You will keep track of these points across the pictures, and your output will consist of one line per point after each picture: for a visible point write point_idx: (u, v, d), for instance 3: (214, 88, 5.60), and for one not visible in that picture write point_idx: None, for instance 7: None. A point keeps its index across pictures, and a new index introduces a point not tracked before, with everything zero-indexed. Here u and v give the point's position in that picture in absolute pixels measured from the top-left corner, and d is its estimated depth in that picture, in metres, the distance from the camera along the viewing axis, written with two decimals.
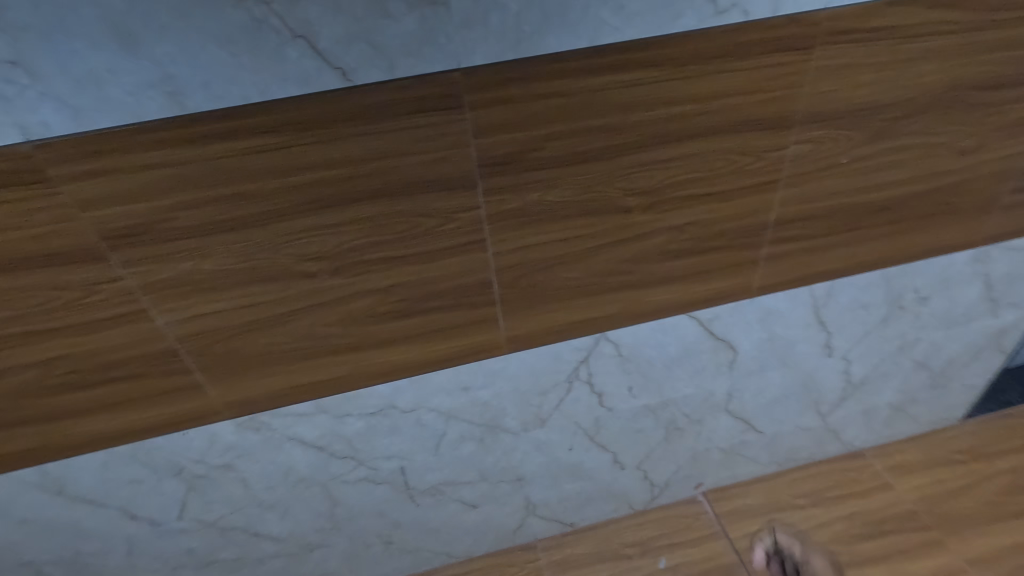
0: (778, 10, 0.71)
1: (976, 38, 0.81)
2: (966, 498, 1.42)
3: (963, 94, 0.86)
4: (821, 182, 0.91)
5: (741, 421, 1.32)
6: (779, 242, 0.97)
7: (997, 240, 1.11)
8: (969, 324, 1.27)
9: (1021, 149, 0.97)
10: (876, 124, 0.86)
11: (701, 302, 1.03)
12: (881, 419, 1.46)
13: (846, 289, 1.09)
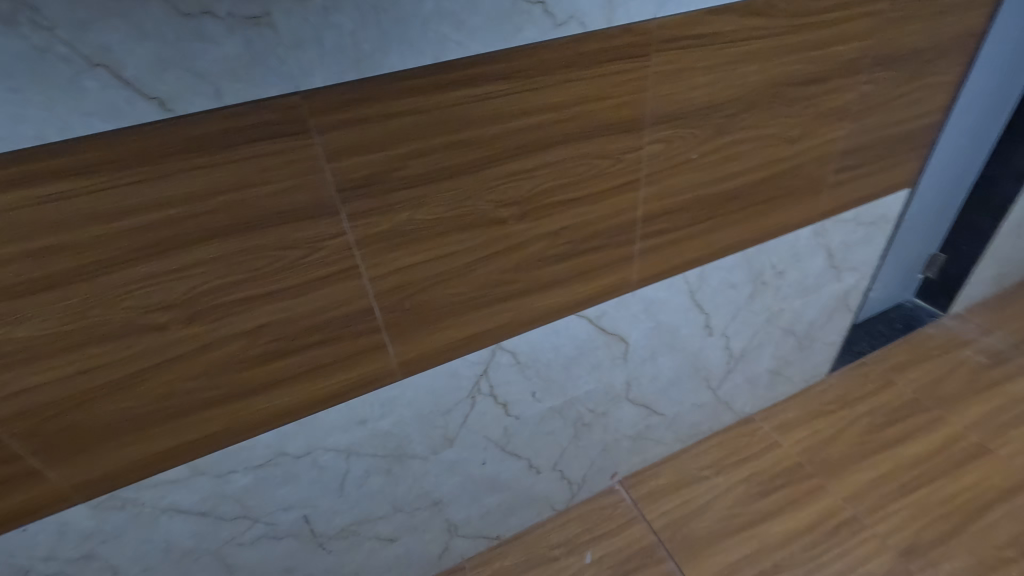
0: (612, 21, 0.75)
1: (786, 41, 0.91)
2: (839, 443, 1.60)
3: (783, 90, 0.97)
4: (677, 178, 0.97)
5: (642, 407, 1.38)
6: (650, 236, 1.03)
7: (831, 214, 1.26)
8: (820, 290, 1.44)
9: (837, 135, 1.11)
10: (716, 122, 0.94)
11: (587, 301, 1.06)
12: (762, 384, 1.61)
13: (714, 272, 1.19)
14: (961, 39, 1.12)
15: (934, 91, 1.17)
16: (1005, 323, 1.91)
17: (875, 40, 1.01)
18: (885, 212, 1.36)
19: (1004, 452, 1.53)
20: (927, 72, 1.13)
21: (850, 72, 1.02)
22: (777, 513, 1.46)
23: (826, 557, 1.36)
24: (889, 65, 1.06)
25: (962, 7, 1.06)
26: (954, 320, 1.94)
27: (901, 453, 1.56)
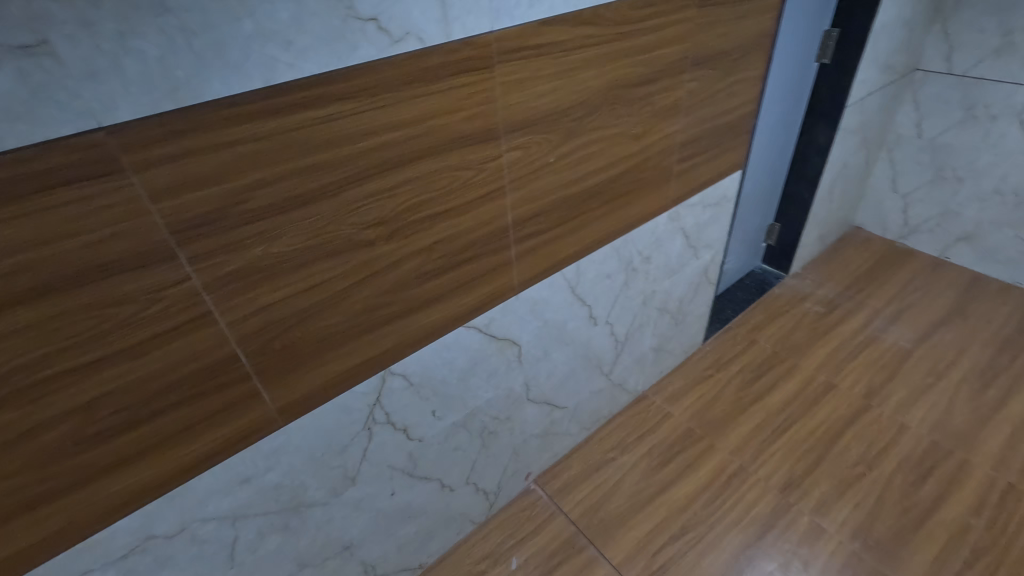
0: (450, 35, 0.76)
1: (616, 47, 0.98)
2: (720, 403, 1.78)
3: (621, 91, 1.05)
4: (539, 182, 1.02)
5: (544, 404, 1.43)
6: (523, 240, 1.06)
7: (681, 200, 1.40)
8: (684, 269, 1.58)
9: (674, 128, 1.23)
10: (566, 125, 0.99)
11: (473, 311, 1.07)
12: (649, 361, 1.74)
13: (589, 266, 1.26)
14: (760, 38, 1.29)
15: (746, 84, 1.34)
16: (832, 275, 2.26)
17: (692, 43, 1.13)
18: (726, 193, 1.54)
19: (845, 384, 1.80)
20: (738, 68, 1.29)
21: (675, 72, 1.14)
22: (678, 478, 1.58)
23: (723, 508, 1.50)
24: (707, 64, 1.20)
25: (756, 12, 1.23)
26: (794, 279, 2.26)
27: (769, 402, 1.77)
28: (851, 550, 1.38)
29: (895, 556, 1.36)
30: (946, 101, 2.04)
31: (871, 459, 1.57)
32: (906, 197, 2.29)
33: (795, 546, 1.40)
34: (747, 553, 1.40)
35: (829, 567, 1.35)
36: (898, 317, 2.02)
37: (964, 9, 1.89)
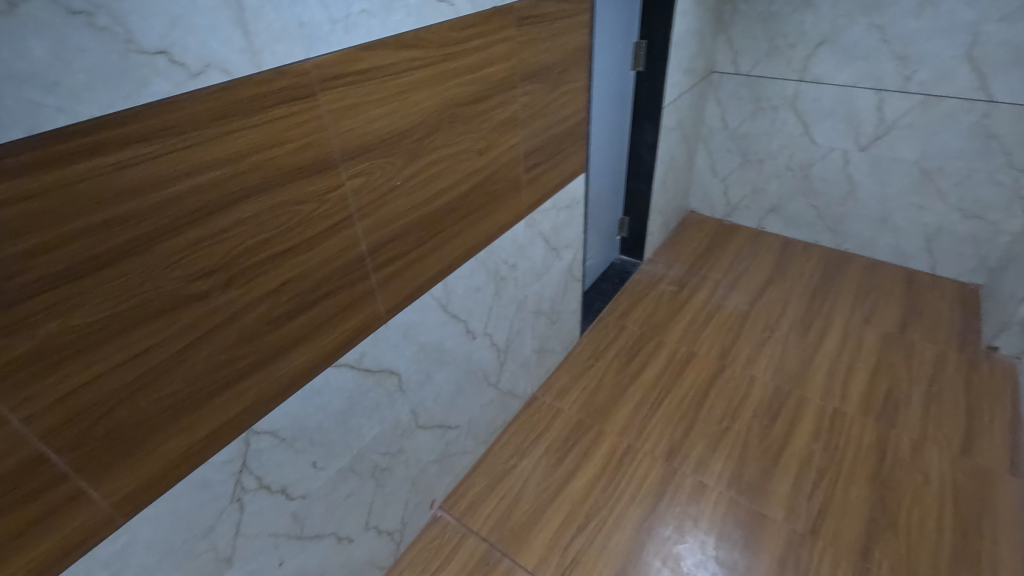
0: (260, 66, 0.72)
1: (444, 67, 1.01)
2: (604, 390, 1.89)
3: (457, 110, 1.08)
4: (389, 206, 1.00)
5: (436, 427, 1.40)
6: (383, 266, 1.04)
7: (535, 207, 1.47)
8: (549, 271, 1.66)
9: (516, 140, 1.29)
10: (407, 147, 0.99)
11: (340, 348, 1.01)
12: (533, 363, 1.81)
13: (456, 282, 1.27)
14: (579, 52, 1.41)
15: (575, 94, 1.46)
16: (678, 256, 2.53)
17: (517, 60, 1.19)
18: (575, 195, 1.65)
19: (703, 351, 2.02)
20: (564, 80, 1.39)
21: (507, 88, 1.19)
22: (576, 469, 1.65)
23: (620, 488, 1.59)
24: (535, 78, 1.27)
25: (571, 28, 1.34)
26: (649, 264, 2.49)
27: (645, 379, 1.93)
28: (729, 497, 1.55)
29: (763, 492, 1.55)
30: (739, 97, 2.40)
31: (732, 412, 1.78)
32: (724, 180, 2.65)
33: (685, 506, 1.54)
34: (646, 524, 1.50)
35: (714, 517, 1.50)
36: (735, 284, 2.33)
37: (739, 20, 2.25)
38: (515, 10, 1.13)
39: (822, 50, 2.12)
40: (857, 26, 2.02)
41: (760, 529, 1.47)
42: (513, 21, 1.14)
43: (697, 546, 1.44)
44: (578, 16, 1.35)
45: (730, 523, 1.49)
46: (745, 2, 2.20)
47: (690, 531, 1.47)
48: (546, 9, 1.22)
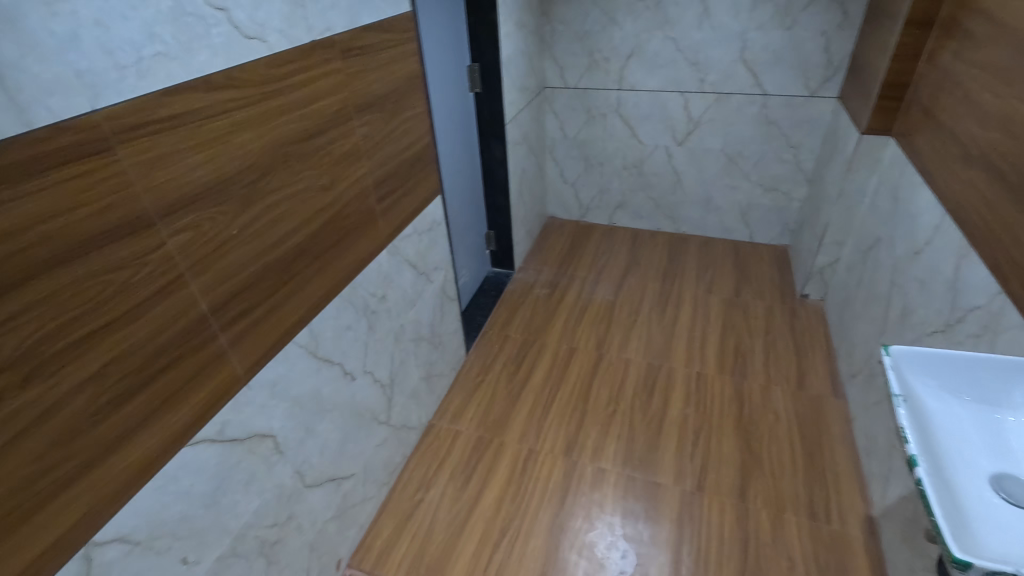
0: (32, 123, 0.62)
1: (268, 105, 0.96)
2: (498, 402, 1.92)
3: (291, 148, 1.03)
4: (228, 258, 0.92)
5: (329, 481, 1.31)
6: (232, 324, 0.95)
7: (395, 235, 1.45)
8: (422, 296, 1.65)
9: (362, 172, 1.27)
10: (240, 193, 0.92)
11: (195, 423, 0.90)
12: (423, 391, 1.78)
13: (323, 325, 1.20)
14: (413, 78, 1.43)
15: (416, 120, 1.47)
16: (546, 260, 2.67)
17: (348, 91, 1.18)
18: (436, 217, 1.66)
19: (582, 344, 2.14)
20: (403, 107, 1.40)
21: (342, 120, 1.17)
22: (484, 486, 1.65)
23: (528, 493, 1.62)
24: (371, 108, 1.27)
25: (400, 57, 1.35)
26: (521, 273, 2.60)
27: (534, 383, 1.99)
28: (626, 475, 1.65)
29: (654, 463, 1.68)
30: (572, 108, 2.62)
31: (617, 395, 1.92)
32: (574, 185, 2.85)
33: (590, 494, 1.61)
34: (558, 521, 1.54)
35: (617, 497, 1.60)
36: (599, 278, 2.51)
37: (559, 39, 2.45)
38: (336, 43, 1.12)
39: (633, 61, 2.40)
40: (656, 39, 2.32)
41: (657, 496, 1.59)
42: (336, 53, 1.12)
43: (607, 529, 1.52)
44: (406, 45, 1.37)
45: (631, 499, 1.59)
46: (561, 23, 2.40)
47: (598, 515, 1.55)
48: (370, 40, 1.22)
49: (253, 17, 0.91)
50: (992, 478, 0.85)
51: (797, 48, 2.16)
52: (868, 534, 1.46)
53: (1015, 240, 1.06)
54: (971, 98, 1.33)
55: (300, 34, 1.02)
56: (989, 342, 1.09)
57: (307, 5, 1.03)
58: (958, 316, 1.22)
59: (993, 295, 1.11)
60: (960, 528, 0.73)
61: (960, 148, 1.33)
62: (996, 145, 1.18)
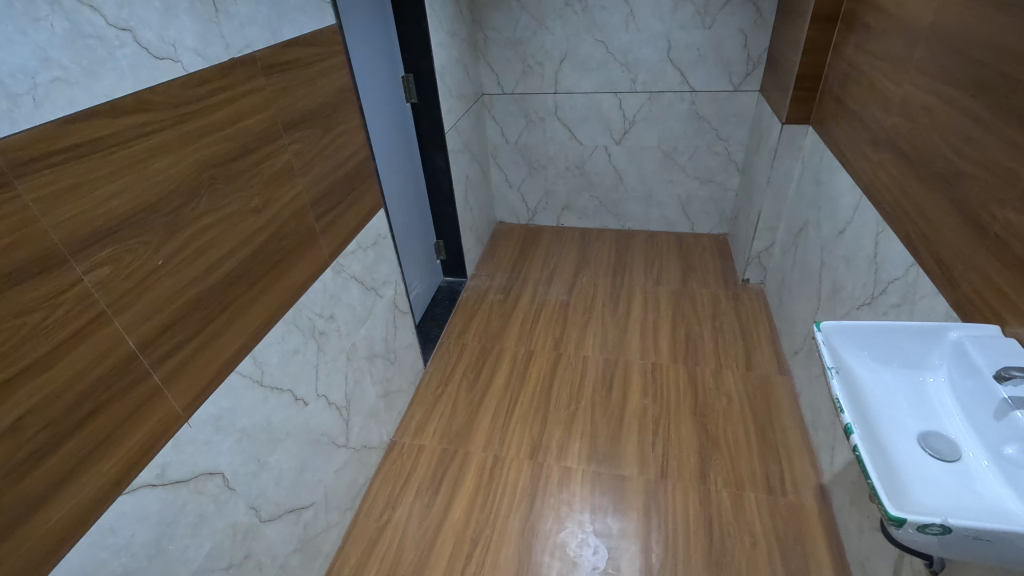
0: None
1: (187, 127, 0.91)
2: (459, 412, 1.91)
3: (217, 171, 0.99)
4: (154, 290, 0.87)
5: (287, 513, 1.26)
6: (164, 359, 0.90)
7: (338, 252, 1.42)
8: (373, 312, 1.62)
9: (297, 190, 1.23)
10: (162, 221, 0.88)
11: (131, 469, 0.84)
12: (381, 409, 1.74)
13: (268, 352, 1.16)
14: (345, 92, 1.40)
15: (352, 133, 1.44)
16: (498, 266, 2.67)
17: (275, 109, 1.14)
18: (380, 231, 1.63)
19: (540, 346, 2.16)
20: (336, 121, 1.37)
21: (271, 139, 1.13)
22: (451, 499, 1.63)
23: (497, 500, 1.61)
24: (301, 125, 1.23)
25: (328, 71, 1.33)
26: (474, 280, 2.59)
27: (495, 389, 1.99)
28: (592, 471, 1.67)
29: (618, 456, 1.71)
30: (511, 114, 2.64)
31: (577, 393, 1.94)
32: (520, 189, 2.88)
33: (558, 494, 1.62)
34: (528, 525, 1.54)
35: (585, 493, 1.61)
36: (552, 279, 2.54)
37: (493, 46, 2.47)
38: (257, 60, 1.08)
39: (566, 65, 2.45)
40: (586, 43, 2.38)
41: (623, 489, 1.62)
42: (258, 70, 1.09)
43: (577, 526, 1.53)
44: (333, 58, 1.34)
45: (599, 494, 1.61)
46: (493, 30, 2.43)
47: (568, 514, 1.56)
48: (294, 55, 1.19)
49: (163, 37, 0.87)
50: (920, 435, 0.90)
51: (718, 45, 2.26)
52: (821, 501, 1.53)
53: (922, 214, 1.15)
54: (875, 85, 1.43)
55: (217, 52, 0.98)
56: (908, 310, 1.18)
57: (222, 21, 0.99)
58: (881, 288, 1.30)
59: (908, 266, 1.19)
60: (893, 488, 0.79)
61: (869, 132, 1.43)
62: (899, 127, 1.28)
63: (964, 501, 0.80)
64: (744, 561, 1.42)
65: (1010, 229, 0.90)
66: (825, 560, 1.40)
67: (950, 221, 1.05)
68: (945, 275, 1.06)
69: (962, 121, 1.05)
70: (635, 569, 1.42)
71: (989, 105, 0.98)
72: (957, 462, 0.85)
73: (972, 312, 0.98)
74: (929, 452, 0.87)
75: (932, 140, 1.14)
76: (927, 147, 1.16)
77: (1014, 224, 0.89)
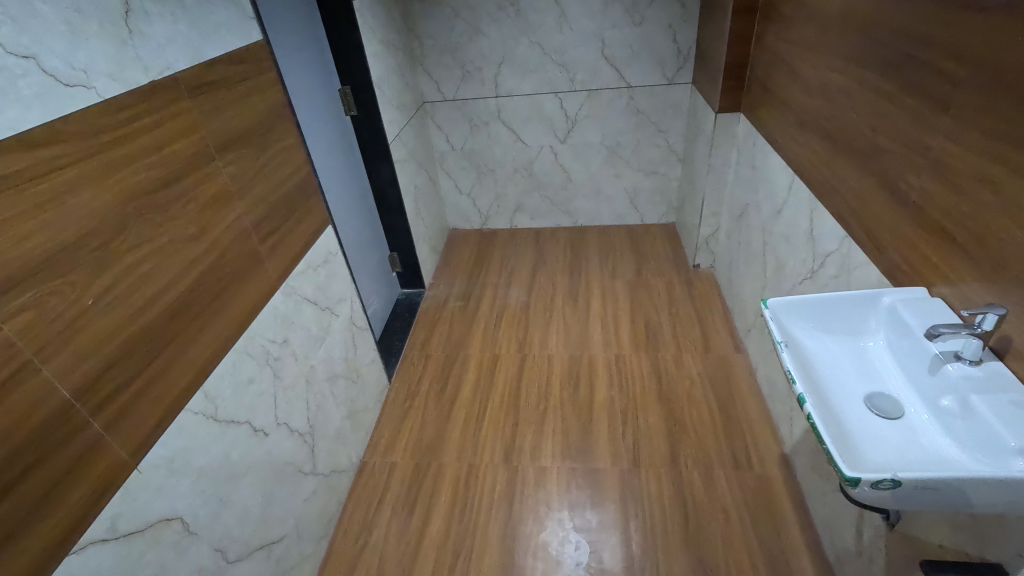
0: None
1: (108, 157, 0.86)
2: (430, 424, 1.88)
3: (146, 200, 0.93)
4: (87, 332, 0.81)
5: (257, 551, 1.21)
6: (105, 406, 0.84)
7: (286, 274, 1.37)
8: (329, 332, 1.57)
9: (236, 214, 1.18)
10: (89, 258, 0.82)
11: (77, 526, 0.78)
12: (348, 431, 1.69)
13: (220, 385, 1.10)
14: (279, 108, 1.36)
15: (291, 151, 1.40)
16: (455, 273, 2.66)
17: (204, 131, 1.09)
18: (330, 249, 1.59)
19: (504, 349, 2.16)
20: (272, 139, 1.33)
21: (203, 163, 1.08)
22: (429, 513, 1.60)
23: (474, 509, 1.60)
24: (235, 146, 1.19)
25: (259, 88, 1.28)
26: (432, 290, 2.56)
27: (463, 397, 1.97)
28: (567, 467, 1.68)
29: (591, 450, 1.73)
30: (455, 120, 2.63)
31: (545, 392, 1.95)
32: (470, 195, 2.87)
33: (535, 495, 1.62)
34: (508, 530, 1.54)
35: (562, 491, 1.62)
36: (510, 281, 2.55)
37: (429, 54, 2.46)
38: (181, 81, 1.04)
39: (504, 68, 2.47)
40: (523, 45, 2.40)
41: (598, 482, 1.63)
42: (182, 92, 1.04)
43: (557, 525, 1.53)
44: (264, 75, 1.30)
45: (575, 489, 1.62)
46: (428, 37, 2.41)
47: (547, 514, 1.56)
48: (220, 73, 1.15)
49: (73, 63, 0.81)
50: (866, 397, 0.96)
51: (649, 41, 2.33)
52: (785, 470, 1.60)
53: (850, 189, 1.22)
54: (796, 71, 1.51)
55: (134, 76, 0.93)
56: (846, 280, 1.25)
57: (137, 42, 0.94)
58: (819, 261, 1.37)
59: (841, 239, 1.26)
60: (846, 450, 0.83)
61: (795, 115, 1.51)
62: (821, 108, 1.35)
63: (910, 455, 0.84)
64: (719, 537, 1.46)
65: (927, 197, 0.96)
66: (794, 526, 1.46)
67: (874, 193, 1.12)
68: (875, 245, 1.13)
69: (876, 100, 1.12)
70: (617, 559, 1.44)
71: (897, 83, 1.05)
72: (900, 419, 0.90)
73: (902, 277, 1.04)
74: (875, 412, 0.92)
75: (852, 119, 1.21)
76: (848, 126, 1.23)
77: (930, 192, 0.96)
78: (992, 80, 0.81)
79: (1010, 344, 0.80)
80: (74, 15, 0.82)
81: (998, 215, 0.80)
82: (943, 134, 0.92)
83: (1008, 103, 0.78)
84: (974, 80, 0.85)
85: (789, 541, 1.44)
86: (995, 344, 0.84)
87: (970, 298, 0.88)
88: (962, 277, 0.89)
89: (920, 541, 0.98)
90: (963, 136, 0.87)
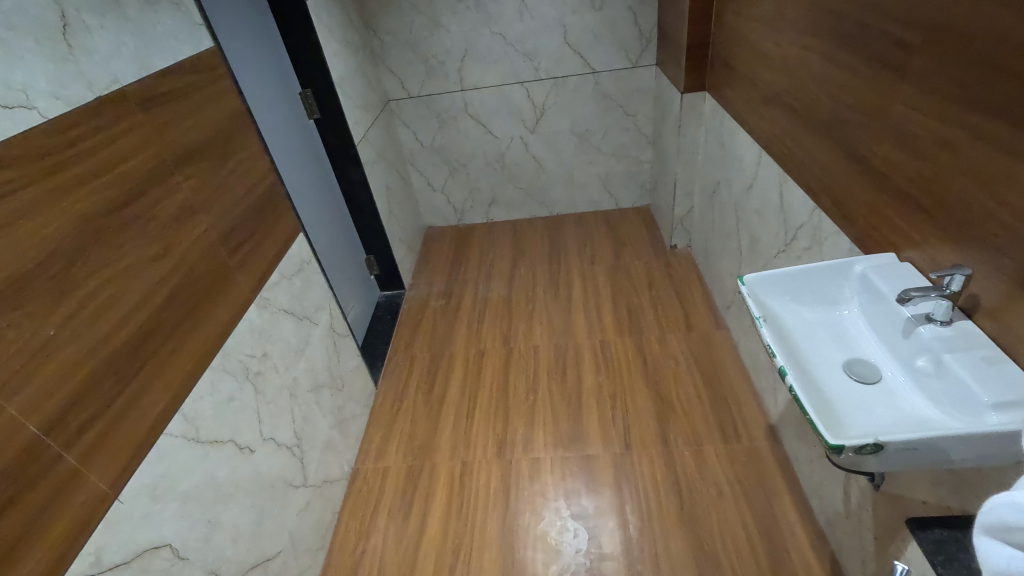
0: None
1: (60, 179, 0.82)
2: (419, 428, 1.86)
3: (102, 222, 0.90)
4: (53, 363, 0.78)
5: (254, 569, 1.19)
6: (77, 440, 0.81)
7: (260, 286, 1.34)
8: (309, 342, 1.55)
9: (202, 229, 1.15)
10: (47, 287, 0.79)
11: (59, 564, 0.75)
12: (337, 440, 1.67)
13: (199, 405, 1.07)
14: (238, 116, 1.31)
15: (253, 160, 1.35)
16: (435, 271, 2.64)
17: (161, 145, 1.06)
18: (304, 256, 1.56)
19: (489, 344, 2.15)
20: (233, 149, 1.28)
21: (160, 179, 1.05)
22: (426, 514, 1.60)
23: (471, 507, 1.59)
24: (193, 159, 1.15)
25: (214, 97, 1.24)
26: (412, 290, 2.54)
27: (451, 397, 1.96)
28: (560, 457, 1.69)
29: (581, 438, 1.74)
30: (422, 116, 2.59)
31: (533, 385, 1.95)
32: (444, 191, 2.84)
33: (530, 487, 1.62)
34: (506, 523, 1.54)
35: (557, 481, 1.63)
36: (491, 276, 2.54)
37: (390, 50, 2.41)
38: (129, 95, 0.99)
39: (468, 61, 2.44)
40: (484, 36, 2.37)
41: (593, 468, 1.64)
42: (133, 106, 1.00)
43: (554, 515, 1.54)
44: (219, 82, 1.26)
45: (570, 478, 1.63)
46: (388, 34, 2.37)
47: (544, 505, 1.57)
48: (171, 84, 1.11)
49: (10, 83, 0.77)
50: (844, 364, 0.98)
51: (611, 24, 2.33)
52: (772, 442, 1.63)
53: (816, 161, 1.23)
54: (757, 47, 1.51)
55: (78, 92, 0.89)
56: (818, 251, 1.26)
57: (79, 58, 0.90)
58: (792, 234, 1.39)
59: (812, 210, 1.28)
60: (828, 419, 0.84)
61: (758, 91, 1.52)
62: (783, 84, 1.36)
63: (890, 417, 0.86)
64: (714, 511, 1.49)
65: (890, 164, 0.98)
66: (786, 495, 1.49)
67: (840, 164, 1.14)
68: (844, 215, 1.14)
69: (836, 71, 1.13)
70: (616, 543, 1.45)
71: (855, 52, 1.06)
72: (878, 383, 0.93)
73: (872, 244, 1.06)
74: (855, 379, 0.94)
75: (813, 92, 1.22)
76: (810, 98, 1.24)
77: (893, 159, 0.97)
78: (946, 44, 0.83)
79: (978, 303, 0.82)
80: (5, 32, 0.78)
81: (958, 178, 0.82)
82: (902, 101, 0.93)
83: (964, 69, 0.79)
84: (927, 47, 0.86)
85: (781, 509, 1.47)
86: (964, 304, 0.86)
87: (937, 260, 0.90)
88: (929, 241, 0.91)
89: (904, 499, 1.01)
90: (920, 102, 0.89)
